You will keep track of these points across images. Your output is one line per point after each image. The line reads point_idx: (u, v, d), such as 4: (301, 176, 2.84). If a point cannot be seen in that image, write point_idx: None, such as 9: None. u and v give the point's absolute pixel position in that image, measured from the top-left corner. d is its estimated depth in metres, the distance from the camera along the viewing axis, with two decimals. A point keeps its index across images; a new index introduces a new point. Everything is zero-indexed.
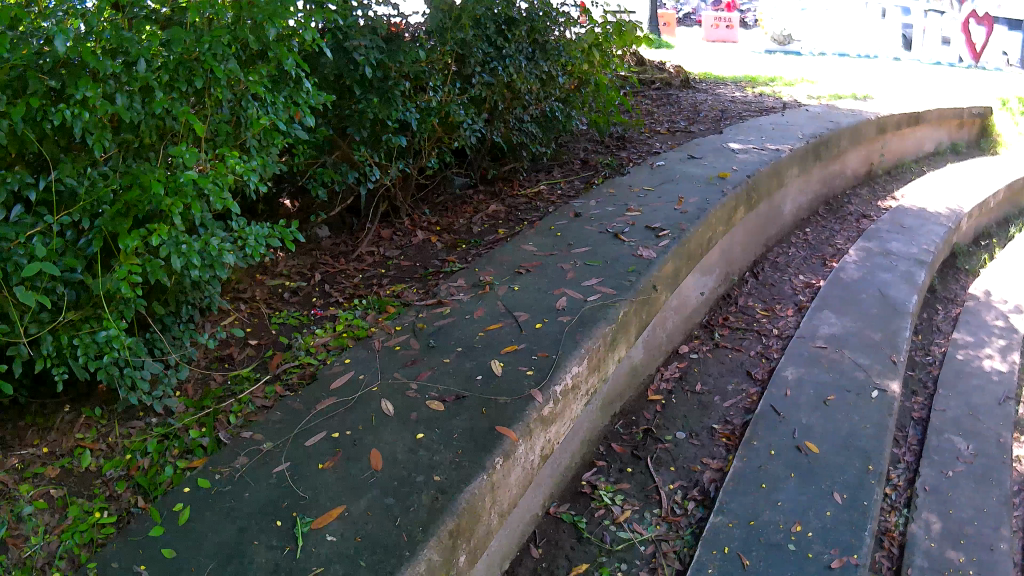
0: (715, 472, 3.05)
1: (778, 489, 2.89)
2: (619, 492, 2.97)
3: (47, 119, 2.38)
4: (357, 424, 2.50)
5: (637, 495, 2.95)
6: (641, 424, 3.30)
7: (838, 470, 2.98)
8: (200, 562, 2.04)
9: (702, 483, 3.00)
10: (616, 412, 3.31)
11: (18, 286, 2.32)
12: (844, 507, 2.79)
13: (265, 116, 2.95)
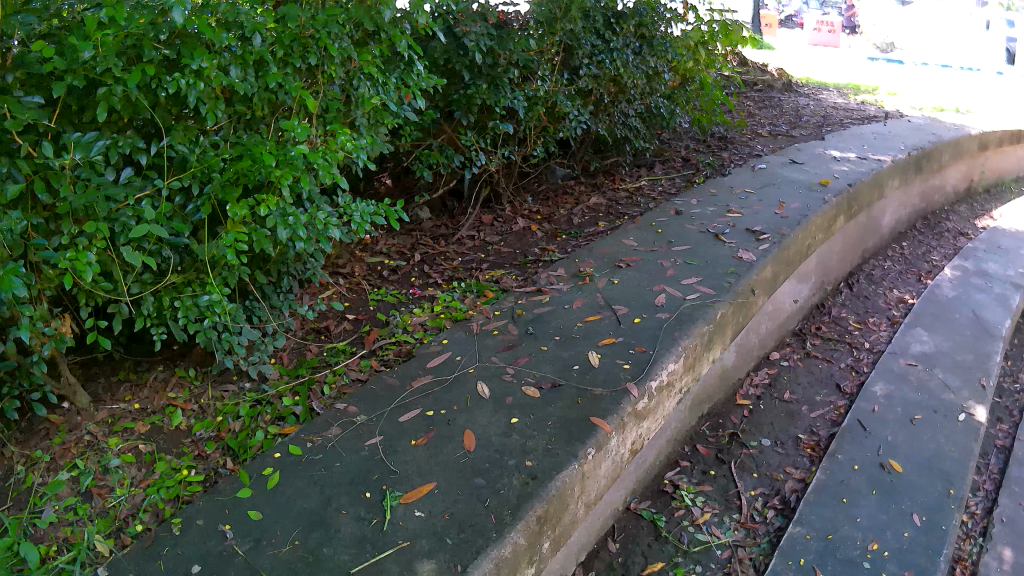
0: (798, 482, 3.00)
1: (860, 504, 2.84)
2: (701, 494, 2.95)
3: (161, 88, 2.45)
4: (453, 405, 2.53)
5: (718, 499, 2.92)
6: (728, 428, 3.28)
7: (920, 491, 2.92)
8: (287, 527, 2.10)
9: (784, 493, 2.95)
10: (703, 413, 3.29)
11: (127, 247, 2.41)
12: (923, 530, 2.73)
13: (376, 95, 3.00)
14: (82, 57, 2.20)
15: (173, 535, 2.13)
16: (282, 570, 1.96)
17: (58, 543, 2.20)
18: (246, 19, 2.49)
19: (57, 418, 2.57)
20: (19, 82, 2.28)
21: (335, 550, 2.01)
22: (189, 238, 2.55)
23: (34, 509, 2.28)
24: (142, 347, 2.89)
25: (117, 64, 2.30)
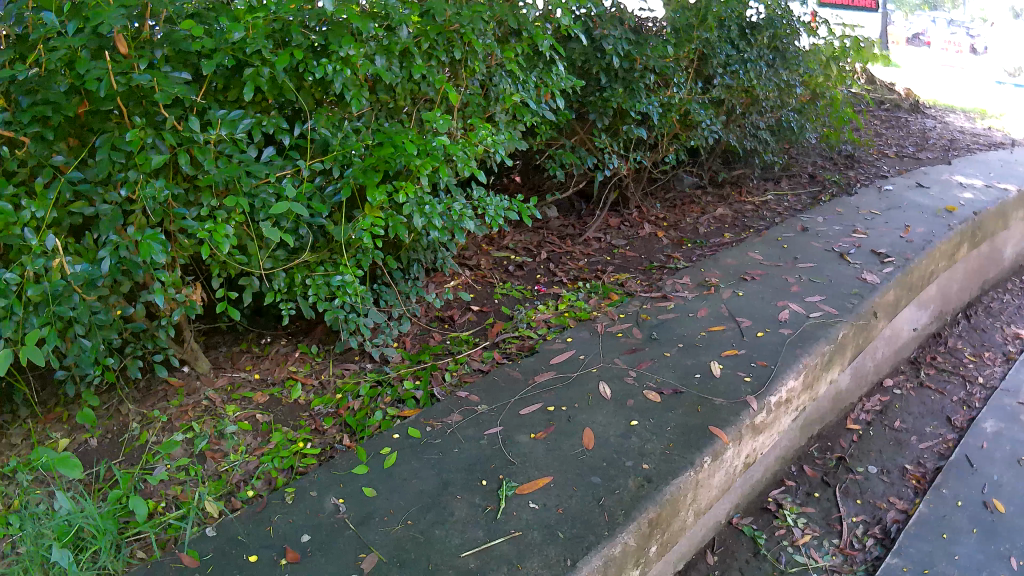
0: (900, 513, 2.95)
1: (959, 542, 2.77)
2: (804, 515, 2.93)
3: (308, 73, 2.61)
4: (574, 402, 2.70)
5: (819, 522, 2.90)
6: (836, 451, 3.26)
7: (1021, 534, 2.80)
8: (400, 506, 2.34)
9: (885, 522, 2.90)
10: (812, 435, 3.28)
11: (266, 222, 2.57)
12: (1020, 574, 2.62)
13: (516, 93, 3.24)
14: (232, 38, 2.42)
15: (286, 503, 2.42)
16: (393, 546, 2.18)
17: (167, 500, 2.54)
18: (392, 11, 2.62)
19: (175, 381, 3.01)
20: (170, 58, 2.54)
21: (447, 532, 2.20)
22: (326, 218, 2.65)
23: (147, 466, 2.66)
24: (265, 321, 3.30)
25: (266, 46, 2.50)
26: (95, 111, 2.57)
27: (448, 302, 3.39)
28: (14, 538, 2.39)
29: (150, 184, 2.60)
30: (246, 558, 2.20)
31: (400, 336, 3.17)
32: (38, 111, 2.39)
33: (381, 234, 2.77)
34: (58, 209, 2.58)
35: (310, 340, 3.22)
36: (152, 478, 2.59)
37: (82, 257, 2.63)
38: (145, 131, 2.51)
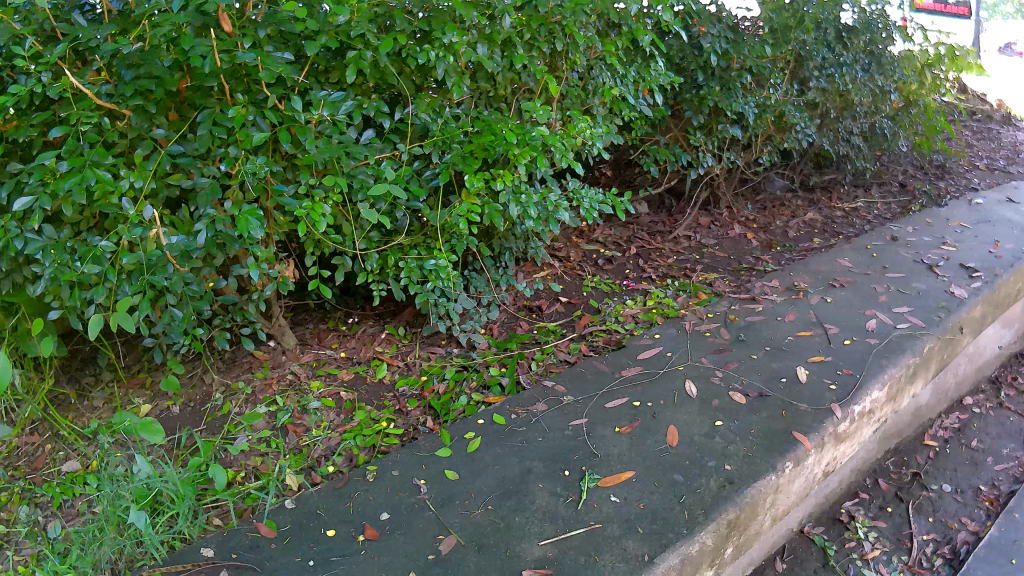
0: (971, 534, 2.88)
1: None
2: (874, 529, 2.88)
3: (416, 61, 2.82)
4: (660, 398, 2.73)
5: (890, 537, 2.84)
6: (912, 466, 3.20)
7: None
8: (482, 491, 2.43)
9: (955, 543, 2.84)
10: (888, 448, 3.23)
11: (363, 203, 2.64)
12: None
13: (614, 86, 3.40)
14: (337, 21, 2.57)
15: (366, 481, 2.57)
16: (472, 530, 2.26)
17: (246, 470, 2.73)
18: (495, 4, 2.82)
19: (261, 354, 3.17)
20: (273, 38, 2.66)
21: (527, 520, 2.26)
22: (425, 204, 2.76)
23: (229, 436, 2.86)
24: (355, 300, 3.47)
25: (370, 31, 2.64)
26: (195, 87, 2.70)
27: (537, 292, 3.49)
28: (93, 497, 2.75)
29: (249, 160, 2.68)
30: (324, 532, 2.36)
31: (489, 323, 3.28)
32: (141, 85, 2.53)
33: (475, 220, 2.85)
34: (156, 180, 2.69)
35: (398, 321, 3.35)
36: (233, 448, 2.78)
37: (180, 229, 2.72)
38: (245, 109, 2.62)
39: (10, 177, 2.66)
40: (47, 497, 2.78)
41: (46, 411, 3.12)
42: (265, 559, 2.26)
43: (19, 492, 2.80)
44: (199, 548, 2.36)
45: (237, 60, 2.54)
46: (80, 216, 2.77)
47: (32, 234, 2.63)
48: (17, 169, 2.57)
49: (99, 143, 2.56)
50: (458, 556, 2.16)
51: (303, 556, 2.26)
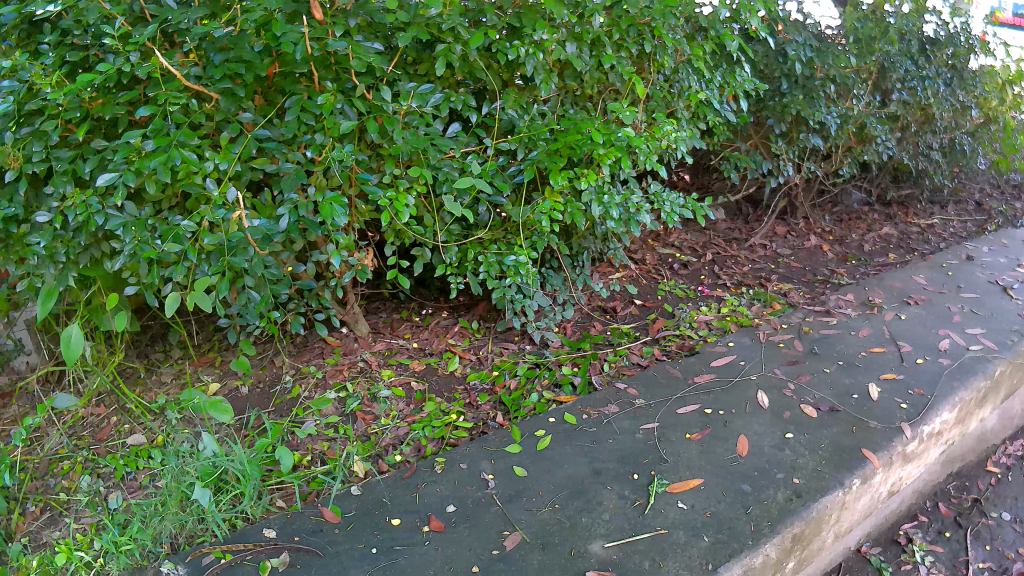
0: None
1: None
2: (932, 554, 2.66)
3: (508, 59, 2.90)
4: (732, 407, 2.71)
5: (947, 562, 2.63)
6: (973, 492, 2.99)
7: None
8: (550, 489, 2.43)
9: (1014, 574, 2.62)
10: (950, 472, 3.03)
11: (448, 194, 2.74)
12: None
13: (700, 90, 3.41)
14: (428, 13, 2.61)
15: (434, 472, 2.59)
16: (538, 528, 2.27)
17: (312, 454, 2.78)
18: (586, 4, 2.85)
19: (332, 340, 3.26)
20: (363, 28, 2.70)
21: (593, 521, 2.26)
22: (507, 198, 2.87)
23: (298, 419, 2.92)
24: (429, 292, 3.54)
25: (460, 26, 2.68)
26: (284, 72, 2.73)
27: (613, 293, 3.52)
28: (156, 471, 2.89)
29: (335, 148, 2.72)
30: (388, 520, 2.40)
31: (563, 321, 3.32)
32: (231, 68, 2.56)
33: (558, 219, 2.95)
34: (241, 163, 2.72)
35: (471, 315, 3.39)
36: (301, 431, 2.84)
37: (262, 212, 2.75)
38: (333, 97, 2.65)
39: (96, 153, 2.70)
40: (110, 468, 2.96)
41: (113, 384, 3.34)
42: (328, 544, 2.32)
43: (83, 461, 3.01)
44: (262, 528, 2.43)
45: (327, 48, 2.57)
46: (163, 194, 2.81)
47: (114, 211, 2.68)
48: (102, 147, 2.63)
49: (185, 123, 2.60)
50: (523, 553, 2.17)
51: (367, 542, 2.30)
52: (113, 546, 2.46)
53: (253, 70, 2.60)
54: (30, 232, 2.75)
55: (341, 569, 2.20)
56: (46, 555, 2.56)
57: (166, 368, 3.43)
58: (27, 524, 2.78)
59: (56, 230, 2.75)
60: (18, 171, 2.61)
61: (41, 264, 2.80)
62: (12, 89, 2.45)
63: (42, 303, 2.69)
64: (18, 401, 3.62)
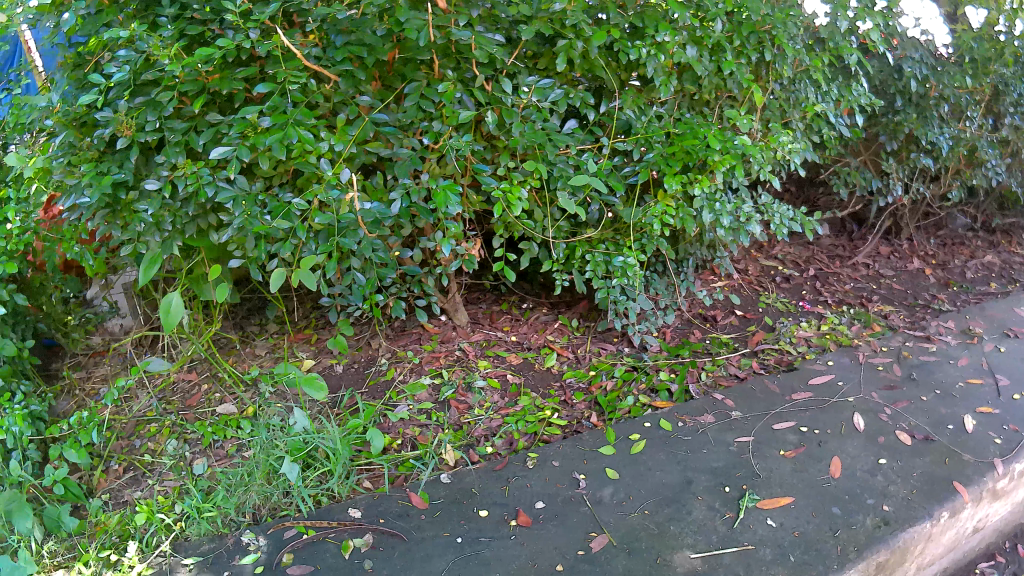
0: None
1: None
2: None
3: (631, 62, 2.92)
4: (828, 427, 2.65)
5: None
6: None
7: None
8: (640, 494, 2.41)
9: None
10: None
11: (563, 191, 2.78)
12: None
13: (816, 102, 3.36)
14: (551, 8, 2.62)
15: (526, 467, 2.60)
16: (626, 532, 2.26)
17: (403, 438, 2.82)
18: (710, 7, 2.82)
19: (431, 327, 3.31)
20: (484, 18, 2.70)
21: (682, 531, 2.24)
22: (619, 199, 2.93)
23: (391, 402, 2.96)
24: (530, 286, 3.55)
25: (584, 22, 2.67)
26: (405, 58, 2.75)
27: (715, 302, 3.52)
28: (244, 442, 2.93)
29: (452, 137, 2.72)
30: (477, 511, 2.42)
31: (663, 326, 3.35)
32: (351, 51, 2.59)
33: (668, 224, 2.99)
34: (356, 145, 2.72)
35: (571, 313, 3.40)
36: (393, 415, 2.88)
37: (374, 196, 2.76)
38: (453, 86, 2.65)
39: (210, 126, 2.74)
40: (198, 435, 3.02)
41: (207, 353, 3.39)
42: (413, 529, 2.37)
43: (171, 425, 3.07)
44: (346, 508, 2.51)
45: (450, 36, 2.57)
46: (274, 171, 2.83)
47: (224, 184, 2.72)
48: (217, 120, 2.66)
49: (303, 103, 2.59)
50: (608, 557, 2.17)
51: (452, 531, 2.35)
52: (195, 512, 2.54)
53: (375, 53, 2.62)
54: (138, 199, 2.79)
55: (425, 555, 2.26)
56: (126, 515, 2.62)
57: (260, 341, 3.46)
58: (109, 481, 2.86)
59: (164, 198, 2.81)
60: (130, 139, 2.66)
61: (148, 231, 2.84)
62: (130, 58, 2.50)
63: (145, 268, 2.70)
64: (111, 361, 3.69)
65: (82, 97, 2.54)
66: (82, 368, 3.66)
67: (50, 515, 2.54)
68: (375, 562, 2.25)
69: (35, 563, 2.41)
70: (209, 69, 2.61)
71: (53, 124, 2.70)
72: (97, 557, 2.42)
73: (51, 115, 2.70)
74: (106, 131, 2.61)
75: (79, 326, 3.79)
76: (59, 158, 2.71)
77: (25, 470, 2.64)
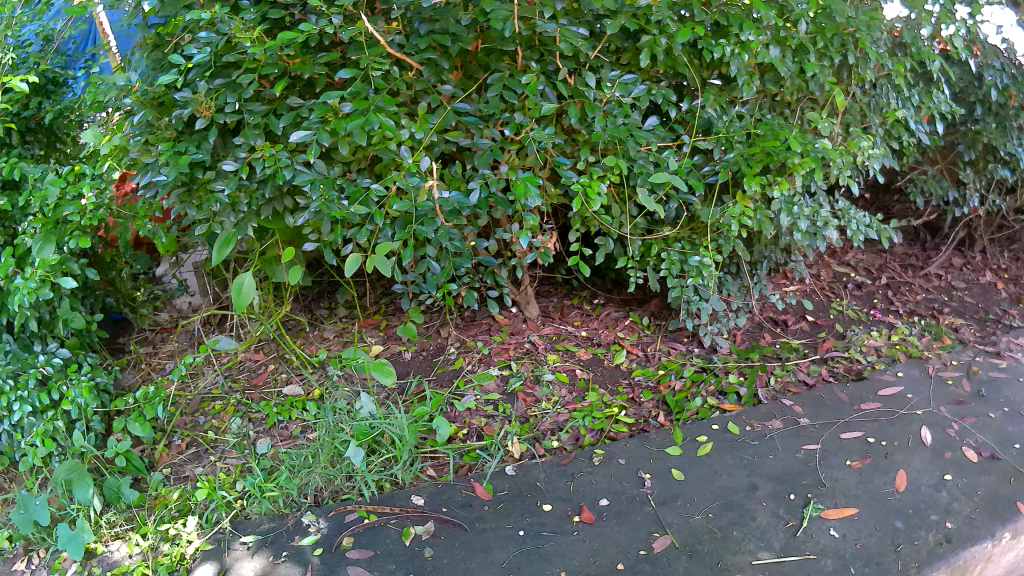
0: None
1: None
2: None
3: (714, 61, 2.89)
4: (894, 439, 2.60)
5: None
6: None
7: None
8: (705, 497, 2.40)
9: None
10: None
11: (642, 189, 2.76)
12: None
13: (897, 108, 3.30)
14: (636, 2, 2.59)
15: (592, 463, 2.59)
16: (688, 535, 2.25)
17: (469, 428, 2.82)
18: (795, 8, 2.77)
19: (502, 319, 3.33)
20: (568, 11, 2.68)
21: (744, 536, 2.23)
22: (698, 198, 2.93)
23: (458, 391, 2.97)
24: (601, 282, 3.53)
25: (668, 18, 2.63)
26: (488, 48, 2.73)
27: (787, 306, 3.48)
28: (308, 424, 2.92)
29: (534, 129, 2.70)
30: (541, 505, 2.43)
31: (734, 328, 3.31)
32: (435, 40, 2.56)
33: (745, 226, 2.96)
34: (437, 134, 2.70)
35: (643, 311, 3.38)
36: (460, 404, 2.89)
37: (453, 185, 2.75)
38: (536, 77, 2.63)
39: (289, 109, 2.73)
40: (263, 414, 3.03)
41: (276, 333, 3.42)
42: (476, 520, 2.39)
43: (236, 404, 3.10)
44: (410, 494, 2.53)
45: (535, 28, 2.55)
46: (353, 156, 2.80)
47: (302, 167, 2.70)
48: (298, 104, 2.63)
49: (385, 90, 2.58)
50: (670, 558, 2.17)
51: (515, 524, 2.36)
52: (257, 491, 2.58)
53: (459, 42, 2.60)
54: (215, 179, 2.79)
55: (485, 546, 2.28)
56: (187, 490, 2.67)
57: (329, 325, 3.47)
58: (171, 456, 2.90)
59: (240, 179, 2.79)
60: (209, 120, 2.64)
61: (223, 212, 2.84)
62: (211, 40, 2.50)
63: (218, 247, 2.69)
64: (178, 338, 3.67)
65: (162, 77, 2.54)
66: (149, 343, 3.66)
67: (111, 487, 2.60)
68: (435, 550, 2.28)
69: (93, 533, 2.50)
70: (291, 53, 2.58)
71: (132, 103, 2.68)
72: (155, 531, 2.49)
73: (131, 94, 2.67)
74: (185, 112, 2.58)
75: (148, 302, 3.82)
76: (135, 137, 2.72)
77: (89, 442, 2.72)
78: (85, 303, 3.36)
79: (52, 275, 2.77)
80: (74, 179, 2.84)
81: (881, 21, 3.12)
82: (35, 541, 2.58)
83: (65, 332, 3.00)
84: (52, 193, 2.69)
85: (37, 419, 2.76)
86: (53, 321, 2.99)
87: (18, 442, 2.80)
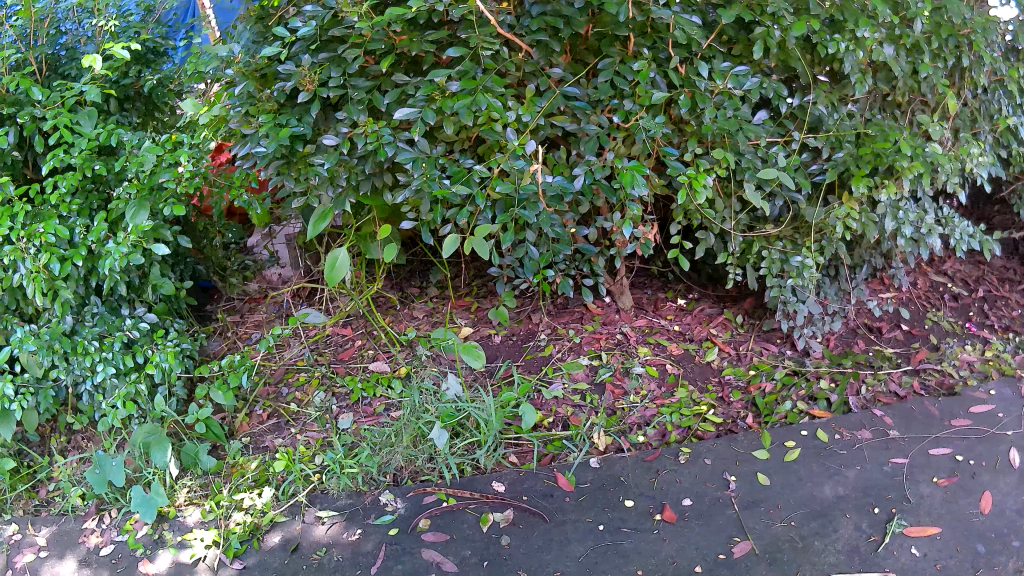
0: None
1: None
2: None
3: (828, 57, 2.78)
4: (983, 458, 2.48)
5: None
6: None
7: None
8: (789, 504, 2.34)
9: None
10: None
11: (750, 183, 2.69)
12: None
13: (1008, 114, 3.17)
14: None
15: (677, 461, 2.53)
16: (769, 541, 2.21)
17: (554, 417, 2.78)
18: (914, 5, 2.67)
19: (594, 308, 3.30)
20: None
21: (826, 547, 2.18)
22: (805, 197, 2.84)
23: (546, 379, 2.94)
24: (697, 277, 3.47)
25: (785, 9, 2.54)
26: (600, 32, 2.65)
27: (884, 313, 3.35)
28: (393, 401, 2.90)
29: (643, 117, 2.63)
30: (623, 500, 2.39)
31: (828, 333, 3.21)
32: (547, 22, 2.50)
33: (849, 228, 2.86)
34: (543, 118, 2.64)
35: (737, 309, 3.31)
36: (548, 392, 2.86)
37: (556, 169, 2.71)
38: (649, 65, 2.56)
39: (394, 86, 2.67)
40: (348, 389, 3.01)
41: (365, 309, 3.42)
42: (556, 511, 2.36)
43: (320, 377, 3.09)
44: (491, 480, 2.51)
45: (649, 14, 2.48)
46: (456, 136, 2.77)
47: (405, 145, 2.65)
48: (404, 81, 2.59)
49: (494, 70, 2.52)
50: (749, 564, 2.15)
51: (595, 518, 2.33)
52: (338, 466, 2.58)
53: (571, 26, 2.54)
54: (314, 153, 2.74)
55: (564, 538, 2.27)
56: (265, 461, 2.68)
57: (419, 304, 3.47)
58: (252, 425, 2.93)
59: (341, 154, 2.73)
60: (312, 94, 2.60)
61: (322, 185, 2.79)
62: (317, 14, 2.48)
63: (315, 221, 2.65)
64: (266, 309, 3.66)
65: (265, 49, 2.52)
66: (236, 312, 3.67)
67: (189, 452, 2.63)
68: (513, 539, 2.27)
69: (167, 498, 2.54)
70: (399, 29, 2.53)
71: (233, 75, 2.66)
72: (230, 499, 2.51)
73: (232, 65, 2.68)
74: (289, 84, 2.55)
75: (237, 272, 3.83)
76: (237, 107, 2.70)
77: (170, 407, 2.73)
78: (175, 269, 3.39)
79: (144, 241, 2.77)
80: (170, 147, 2.84)
81: (997, 24, 3.04)
82: (108, 500, 2.61)
83: (152, 297, 3.03)
84: (149, 159, 2.69)
85: (120, 380, 2.77)
86: (142, 285, 3.02)
87: (99, 403, 2.82)
